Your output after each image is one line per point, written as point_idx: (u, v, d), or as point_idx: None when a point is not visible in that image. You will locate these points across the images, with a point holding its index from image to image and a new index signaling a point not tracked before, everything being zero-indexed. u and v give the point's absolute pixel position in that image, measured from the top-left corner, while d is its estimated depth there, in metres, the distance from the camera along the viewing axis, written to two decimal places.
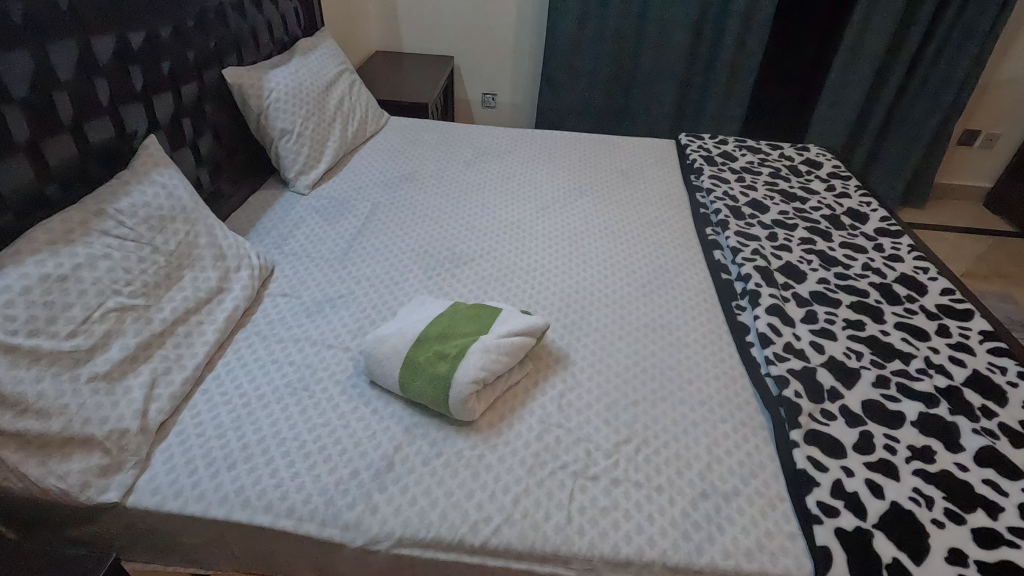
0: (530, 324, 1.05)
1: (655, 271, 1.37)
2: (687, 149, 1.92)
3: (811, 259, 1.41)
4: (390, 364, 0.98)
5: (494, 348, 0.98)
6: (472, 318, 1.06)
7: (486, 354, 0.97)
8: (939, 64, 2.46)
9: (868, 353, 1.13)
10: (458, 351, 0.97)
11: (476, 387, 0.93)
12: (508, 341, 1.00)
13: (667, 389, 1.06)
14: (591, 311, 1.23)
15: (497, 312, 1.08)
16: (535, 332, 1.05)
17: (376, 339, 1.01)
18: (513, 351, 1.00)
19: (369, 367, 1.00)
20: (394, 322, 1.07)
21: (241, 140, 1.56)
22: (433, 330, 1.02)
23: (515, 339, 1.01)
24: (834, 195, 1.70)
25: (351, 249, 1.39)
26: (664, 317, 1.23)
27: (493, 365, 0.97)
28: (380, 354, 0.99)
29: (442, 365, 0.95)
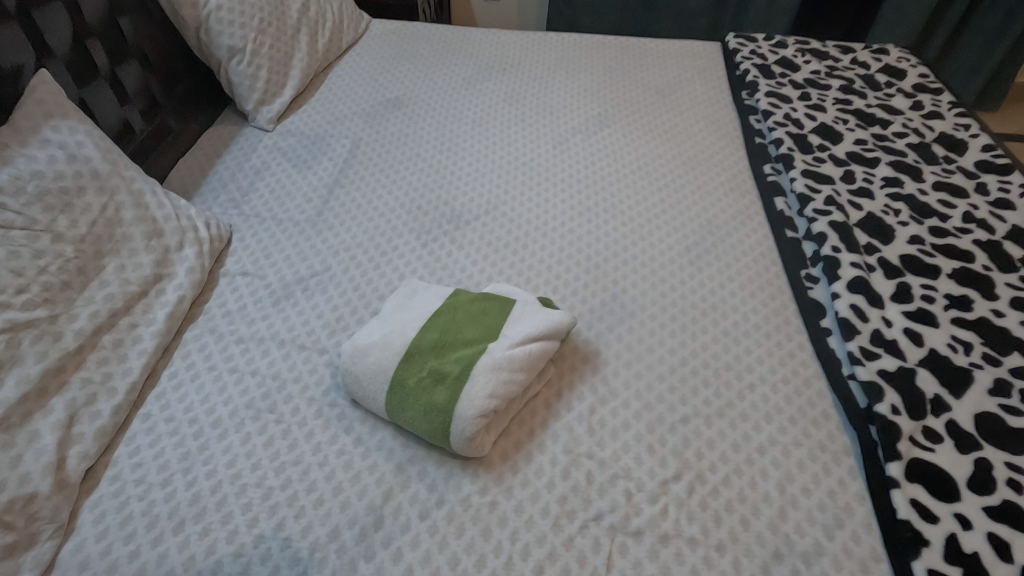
0: (552, 324, 0.81)
1: (703, 230, 1.11)
2: (736, 55, 1.55)
3: (899, 209, 1.12)
4: (374, 386, 0.76)
5: (505, 364, 0.75)
6: (477, 319, 0.82)
7: (495, 374, 0.74)
8: None
9: (978, 345, 0.89)
10: (459, 371, 0.74)
11: (484, 421, 0.72)
12: (523, 354, 0.77)
13: (723, 399, 0.84)
14: (623, 289, 0.99)
15: (510, 308, 0.84)
16: (559, 332, 0.81)
17: (355, 348, 0.79)
18: (529, 364, 0.77)
19: (348, 385, 0.79)
20: (377, 322, 0.84)
21: (180, 64, 1.24)
22: (427, 337, 0.79)
23: (532, 348, 0.78)
24: (922, 116, 1.36)
25: (327, 206, 1.13)
26: (716, 295, 0.99)
27: (503, 386, 0.74)
28: (360, 372, 0.77)
29: (439, 392, 0.73)
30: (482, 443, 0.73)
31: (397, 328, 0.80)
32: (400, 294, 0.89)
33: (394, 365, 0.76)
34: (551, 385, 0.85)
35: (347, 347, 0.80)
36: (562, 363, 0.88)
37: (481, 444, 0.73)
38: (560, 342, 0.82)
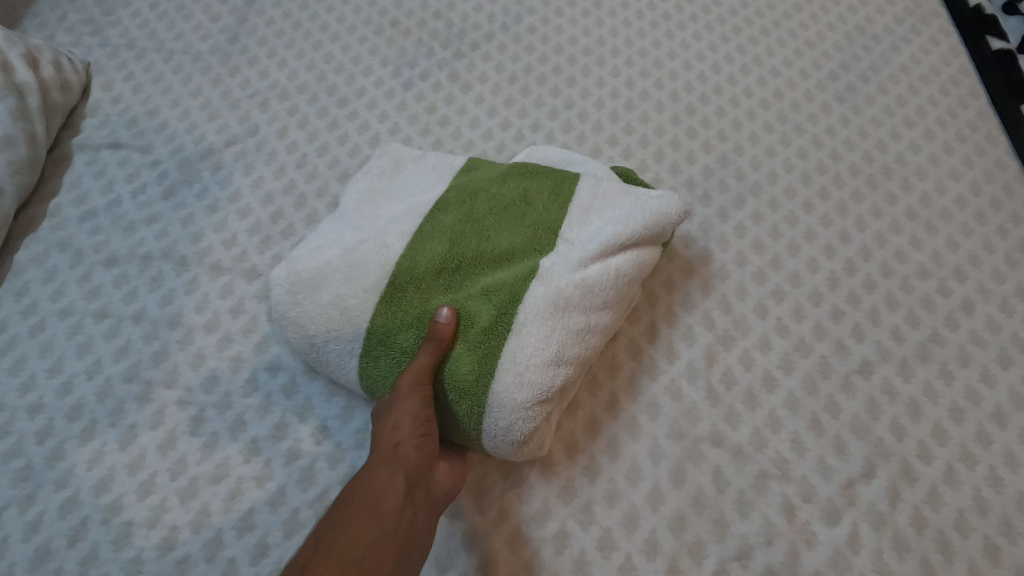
0: (653, 218, 0.44)
1: (854, 40, 0.68)
2: None
3: None
4: (338, 347, 0.43)
5: (575, 300, 0.41)
6: (513, 213, 0.46)
7: (558, 322, 0.40)
8: None
9: None
10: (490, 316, 0.40)
11: (543, 410, 0.40)
12: (604, 279, 0.42)
13: (923, 331, 0.51)
14: (739, 145, 0.61)
15: (572, 188, 0.47)
16: (664, 231, 0.45)
17: (294, 274, 0.43)
18: (614, 295, 0.43)
19: (291, 343, 0.45)
20: (328, 223, 0.47)
21: None
22: (426, 252, 0.43)
23: (618, 266, 0.43)
24: None
25: (243, 25, 0.69)
26: (887, 149, 0.61)
27: (573, 341, 0.41)
28: (308, 321, 0.43)
29: (456, 356, 0.40)
30: (541, 441, 0.42)
31: (368, 236, 0.44)
32: (366, 167, 0.50)
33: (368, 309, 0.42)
34: (641, 314, 0.51)
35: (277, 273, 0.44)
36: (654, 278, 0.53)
37: (540, 443, 0.42)
38: (661, 247, 0.47)
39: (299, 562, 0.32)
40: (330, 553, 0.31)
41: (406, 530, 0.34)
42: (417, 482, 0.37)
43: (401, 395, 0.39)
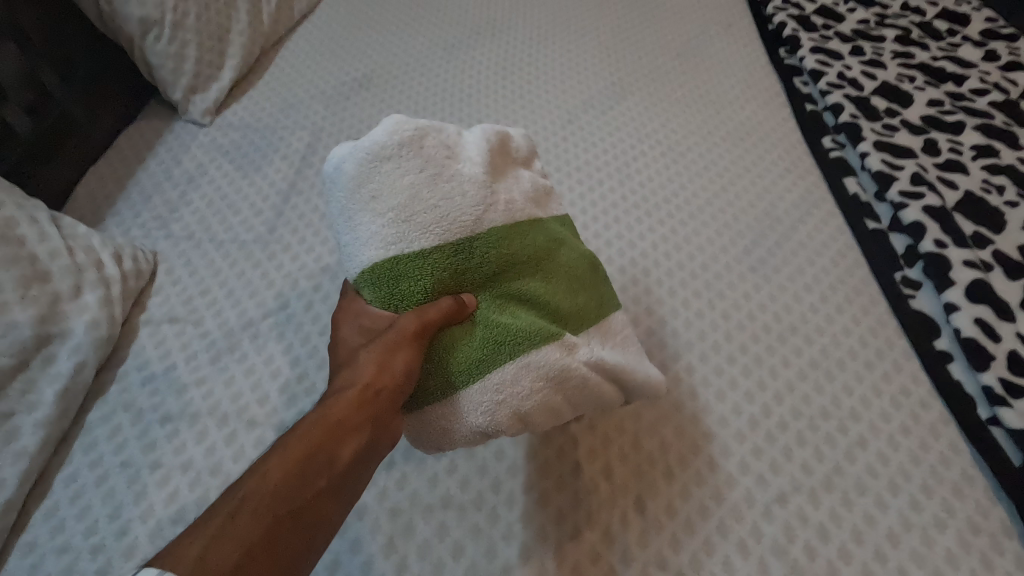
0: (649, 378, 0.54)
1: (760, 224, 0.88)
2: (767, 5, 1.30)
3: (1002, 185, 0.89)
4: (359, 215, 0.48)
5: (576, 381, 0.49)
6: (569, 285, 0.53)
7: (547, 389, 0.48)
8: None
9: None
10: (512, 337, 0.47)
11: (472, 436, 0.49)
12: (593, 389, 0.51)
13: (827, 465, 0.63)
14: (673, 309, 0.77)
15: (612, 311, 0.57)
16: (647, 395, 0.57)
17: (398, 133, 0.48)
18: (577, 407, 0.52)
19: (349, 167, 0.49)
20: (450, 134, 0.51)
21: (80, 47, 0.95)
22: (503, 248, 0.50)
23: (609, 387, 0.52)
24: (1002, 67, 1.13)
25: (280, 219, 0.88)
26: (791, 311, 0.77)
27: (540, 415, 0.49)
28: (361, 175, 0.48)
29: (467, 352, 0.48)
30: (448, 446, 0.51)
31: (459, 171, 0.49)
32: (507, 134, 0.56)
33: (401, 215, 0.47)
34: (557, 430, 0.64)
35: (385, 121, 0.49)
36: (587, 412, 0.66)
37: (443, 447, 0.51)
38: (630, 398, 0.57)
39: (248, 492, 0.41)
40: (272, 495, 0.41)
41: (343, 482, 0.44)
42: (376, 442, 0.46)
43: (390, 348, 0.47)
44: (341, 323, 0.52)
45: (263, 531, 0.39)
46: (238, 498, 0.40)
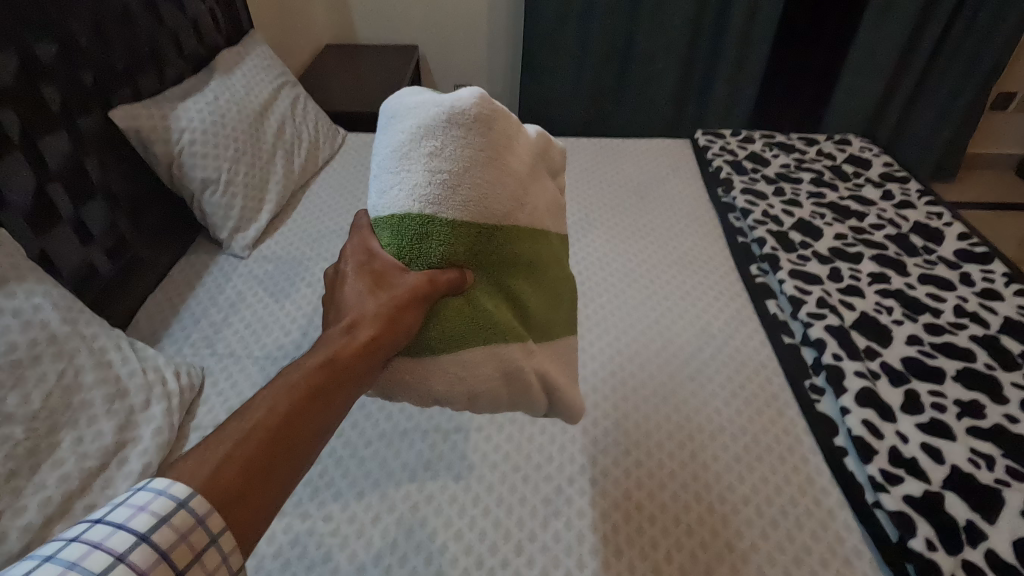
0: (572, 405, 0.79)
1: (697, 340, 1.08)
2: (707, 152, 1.60)
3: (891, 306, 1.11)
4: (417, 158, 0.71)
5: (526, 377, 0.71)
6: (540, 302, 0.78)
7: (506, 376, 0.70)
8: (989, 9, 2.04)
9: (999, 458, 0.85)
10: (492, 324, 0.70)
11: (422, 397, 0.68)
12: (528, 398, 0.73)
13: (745, 543, 0.78)
14: (625, 413, 0.95)
15: (561, 336, 0.81)
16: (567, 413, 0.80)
17: (477, 106, 0.72)
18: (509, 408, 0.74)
19: (434, 117, 0.72)
20: (508, 131, 0.76)
21: (151, 200, 1.18)
22: (511, 246, 0.74)
23: (545, 392, 0.75)
24: (896, 205, 1.39)
25: (306, 338, 1.07)
26: (721, 414, 0.95)
27: (482, 404, 0.70)
28: (439, 126, 0.72)
29: (460, 319, 0.69)
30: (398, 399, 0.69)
31: (496, 159, 0.72)
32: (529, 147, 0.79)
33: (454, 165, 0.70)
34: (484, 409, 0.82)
35: (469, 93, 0.73)
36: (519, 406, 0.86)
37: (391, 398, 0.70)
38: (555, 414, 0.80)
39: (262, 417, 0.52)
40: (283, 419, 0.53)
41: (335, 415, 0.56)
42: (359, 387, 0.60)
43: (390, 313, 0.64)
44: (350, 271, 0.69)
45: (261, 461, 0.50)
46: (256, 419, 0.52)
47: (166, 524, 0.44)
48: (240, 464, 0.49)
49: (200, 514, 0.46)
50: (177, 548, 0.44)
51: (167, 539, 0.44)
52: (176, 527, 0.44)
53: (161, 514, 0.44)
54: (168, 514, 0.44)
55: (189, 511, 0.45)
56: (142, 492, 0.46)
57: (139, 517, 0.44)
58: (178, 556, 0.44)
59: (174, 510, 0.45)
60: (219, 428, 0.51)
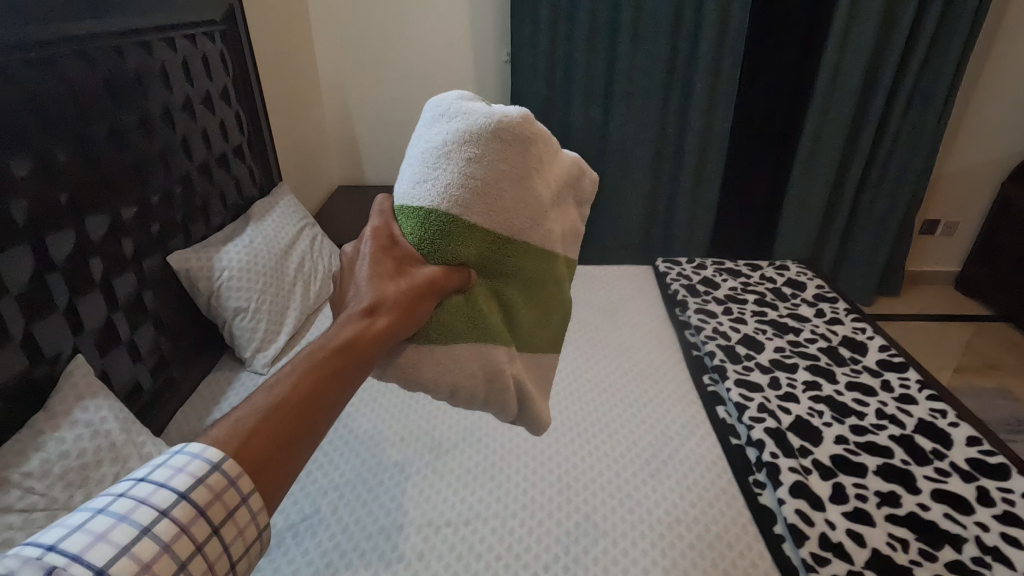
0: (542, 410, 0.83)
1: (657, 442, 1.24)
2: (666, 277, 1.85)
3: (822, 410, 1.30)
4: (453, 161, 0.73)
5: (507, 388, 0.76)
6: (533, 314, 0.81)
7: (490, 382, 0.75)
8: (897, 155, 2.43)
9: (913, 541, 1.00)
10: (483, 329, 0.75)
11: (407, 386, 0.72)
12: (504, 401, 0.77)
13: None
14: (593, 508, 1.09)
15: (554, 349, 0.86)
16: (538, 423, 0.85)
17: (520, 125, 0.74)
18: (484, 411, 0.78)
19: (479, 124, 0.74)
20: (543, 155, 0.78)
21: (188, 325, 1.39)
22: (520, 257, 0.77)
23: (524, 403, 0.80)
24: (827, 322, 1.62)
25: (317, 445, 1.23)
26: (677, 507, 1.09)
27: (461, 399, 0.74)
28: (480, 134, 0.73)
29: (457, 318, 0.73)
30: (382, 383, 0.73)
31: (527, 172, 0.75)
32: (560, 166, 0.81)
33: (486, 174, 0.72)
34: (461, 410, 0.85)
35: (519, 110, 0.75)
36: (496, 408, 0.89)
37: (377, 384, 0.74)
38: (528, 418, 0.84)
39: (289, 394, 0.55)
40: (308, 395, 0.55)
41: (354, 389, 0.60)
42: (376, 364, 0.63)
43: (408, 303, 0.67)
44: (370, 251, 0.70)
45: (286, 433, 0.53)
46: (284, 395, 0.55)
47: (203, 483, 0.48)
48: (266, 434, 0.52)
49: (232, 476, 0.50)
50: (212, 508, 0.47)
51: (205, 498, 0.47)
52: (211, 487, 0.48)
53: (197, 475, 0.48)
54: (204, 474, 0.48)
55: (224, 474, 0.49)
56: (179, 455, 0.49)
57: (179, 477, 0.48)
58: (213, 514, 0.47)
59: (209, 471, 0.48)
60: (249, 401, 0.54)
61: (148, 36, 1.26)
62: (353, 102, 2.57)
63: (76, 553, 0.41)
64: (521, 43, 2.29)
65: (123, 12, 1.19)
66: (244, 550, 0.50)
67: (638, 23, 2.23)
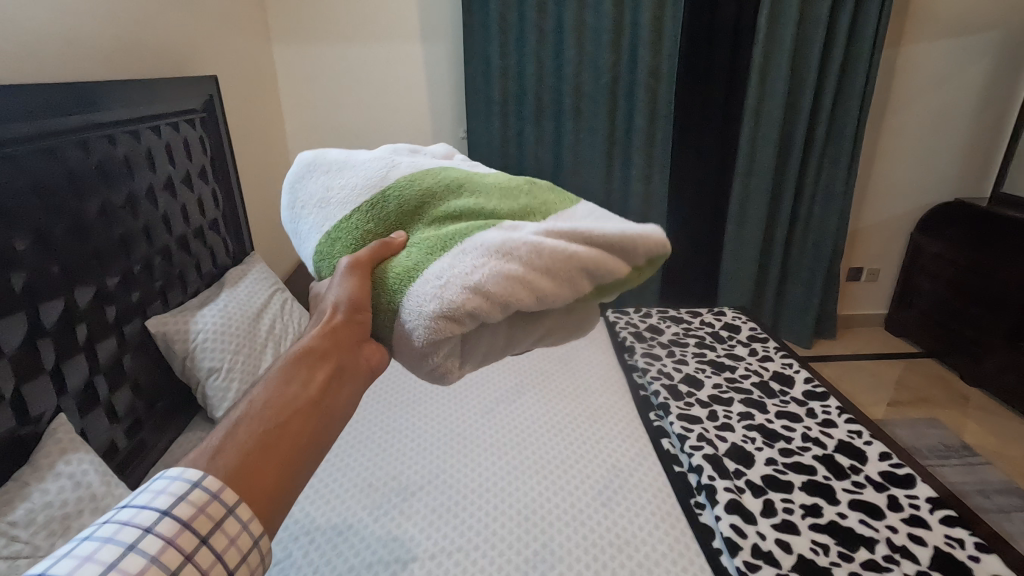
0: (643, 243, 0.64)
1: (607, 473, 1.34)
2: (616, 326, 2.01)
3: (754, 436, 1.44)
4: (297, 214, 0.79)
5: (521, 250, 0.63)
6: (502, 196, 0.73)
7: (498, 258, 0.63)
8: (817, 210, 2.73)
9: (833, 544, 1.12)
10: (445, 238, 0.68)
11: (455, 326, 0.64)
12: (579, 264, 0.64)
13: None
14: (551, 536, 1.18)
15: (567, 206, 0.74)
16: (627, 245, 0.65)
17: (308, 158, 0.81)
18: (578, 290, 0.65)
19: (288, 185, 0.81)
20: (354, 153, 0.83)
21: (164, 387, 1.46)
22: (416, 185, 0.75)
23: (577, 245, 0.64)
24: (759, 359, 1.79)
25: None
26: (627, 529, 1.19)
27: (494, 293, 0.62)
28: (292, 192, 0.80)
29: (408, 262, 0.70)
30: (434, 355, 0.67)
31: (346, 161, 0.79)
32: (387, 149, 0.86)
33: (319, 195, 0.78)
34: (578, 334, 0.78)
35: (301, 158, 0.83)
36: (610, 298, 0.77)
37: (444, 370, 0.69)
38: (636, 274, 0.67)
39: (265, 408, 0.66)
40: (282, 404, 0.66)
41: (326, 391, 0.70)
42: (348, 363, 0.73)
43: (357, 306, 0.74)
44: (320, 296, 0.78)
45: (267, 435, 0.63)
46: (260, 409, 0.65)
47: (185, 500, 0.55)
48: (234, 446, 0.61)
49: (214, 491, 0.56)
50: (196, 520, 0.54)
51: (188, 513, 0.54)
52: (194, 502, 0.55)
53: (179, 495, 0.55)
54: (185, 493, 0.55)
55: (204, 489, 0.56)
56: (160, 480, 0.57)
57: (160, 498, 0.55)
58: (199, 526, 0.54)
59: (190, 488, 0.55)
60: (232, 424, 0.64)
61: (136, 125, 1.41)
62: None
63: (64, 574, 0.47)
64: (476, 124, 2.54)
65: (115, 106, 1.35)
66: (240, 558, 0.56)
67: (579, 105, 2.52)
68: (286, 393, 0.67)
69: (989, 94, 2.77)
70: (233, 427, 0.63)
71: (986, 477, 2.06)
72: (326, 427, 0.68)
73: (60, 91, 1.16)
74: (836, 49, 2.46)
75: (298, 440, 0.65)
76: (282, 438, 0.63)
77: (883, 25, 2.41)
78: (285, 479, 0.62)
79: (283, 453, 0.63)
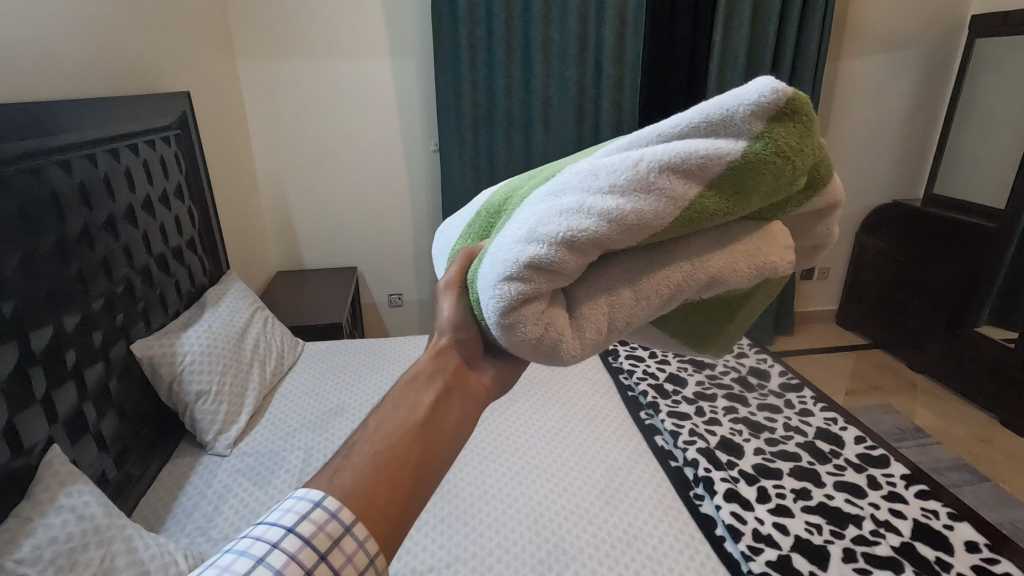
0: (736, 105, 0.50)
1: (610, 473, 1.39)
2: None
3: (741, 429, 1.52)
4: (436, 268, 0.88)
5: (585, 184, 0.55)
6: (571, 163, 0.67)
7: (560, 203, 0.55)
8: None
9: (825, 524, 1.20)
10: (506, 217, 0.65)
11: (533, 282, 0.55)
12: (665, 167, 0.51)
13: None
14: (562, 537, 1.21)
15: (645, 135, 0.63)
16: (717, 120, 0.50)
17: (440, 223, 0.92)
18: (679, 195, 0.52)
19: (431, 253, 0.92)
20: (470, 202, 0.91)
21: (149, 413, 1.41)
22: (498, 192, 0.76)
23: (651, 151, 0.52)
24: (735, 356, 1.89)
25: None
26: (635, 524, 1.23)
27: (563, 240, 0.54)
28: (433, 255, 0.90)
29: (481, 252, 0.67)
30: (527, 325, 0.57)
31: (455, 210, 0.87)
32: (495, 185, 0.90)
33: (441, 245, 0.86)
34: (758, 273, 0.59)
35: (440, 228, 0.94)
36: (780, 210, 0.58)
37: (554, 344, 0.58)
38: (757, 149, 0.50)
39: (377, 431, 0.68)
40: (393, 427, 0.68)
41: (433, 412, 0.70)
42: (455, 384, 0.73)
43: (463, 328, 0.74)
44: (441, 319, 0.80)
45: (380, 457, 0.65)
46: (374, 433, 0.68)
47: (308, 518, 0.61)
48: (351, 466, 0.65)
49: (333, 510, 0.62)
50: (317, 538, 0.60)
51: (310, 530, 0.60)
52: (316, 521, 0.61)
53: (302, 513, 0.62)
54: (307, 511, 0.62)
55: (324, 509, 0.62)
56: (290, 499, 0.64)
57: (288, 516, 0.62)
58: (319, 543, 0.60)
59: (313, 508, 0.62)
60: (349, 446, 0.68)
61: (114, 143, 1.37)
62: (290, 194, 2.70)
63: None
64: (448, 138, 2.56)
65: (93, 125, 1.30)
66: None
67: (547, 118, 2.58)
68: (398, 415, 0.69)
69: (918, 104, 3.03)
70: (353, 447, 0.67)
71: (939, 456, 2.23)
72: (440, 447, 0.69)
73: (40, 110, 1.12)
74: (784, 64, 2.63)
75: (411, 461, 0.66)
76: (395, 458, 0.65)
77: (824, 43, 2.61)
78: (401, 502, 0.64)
79: (396, 476, 0.64)
